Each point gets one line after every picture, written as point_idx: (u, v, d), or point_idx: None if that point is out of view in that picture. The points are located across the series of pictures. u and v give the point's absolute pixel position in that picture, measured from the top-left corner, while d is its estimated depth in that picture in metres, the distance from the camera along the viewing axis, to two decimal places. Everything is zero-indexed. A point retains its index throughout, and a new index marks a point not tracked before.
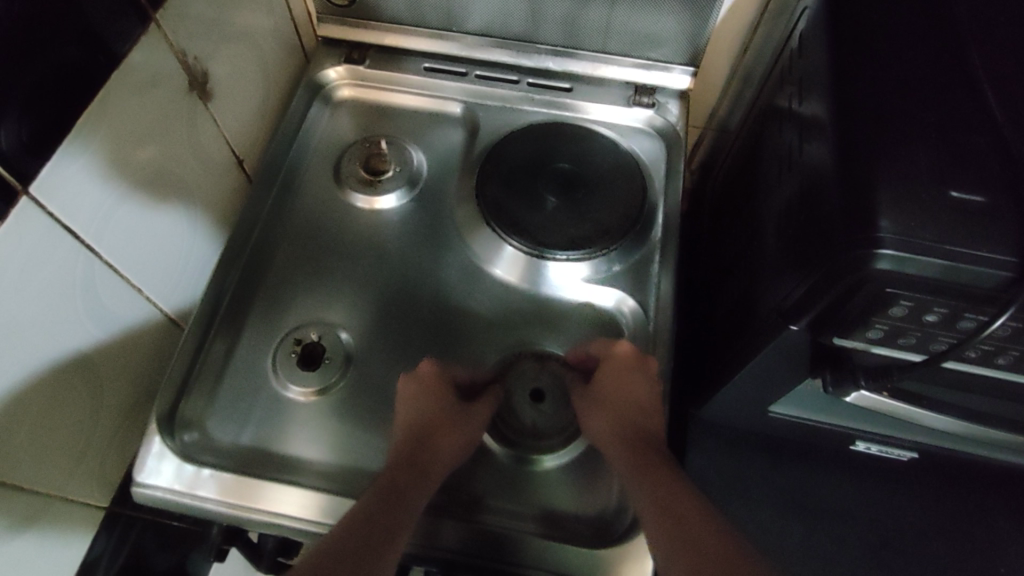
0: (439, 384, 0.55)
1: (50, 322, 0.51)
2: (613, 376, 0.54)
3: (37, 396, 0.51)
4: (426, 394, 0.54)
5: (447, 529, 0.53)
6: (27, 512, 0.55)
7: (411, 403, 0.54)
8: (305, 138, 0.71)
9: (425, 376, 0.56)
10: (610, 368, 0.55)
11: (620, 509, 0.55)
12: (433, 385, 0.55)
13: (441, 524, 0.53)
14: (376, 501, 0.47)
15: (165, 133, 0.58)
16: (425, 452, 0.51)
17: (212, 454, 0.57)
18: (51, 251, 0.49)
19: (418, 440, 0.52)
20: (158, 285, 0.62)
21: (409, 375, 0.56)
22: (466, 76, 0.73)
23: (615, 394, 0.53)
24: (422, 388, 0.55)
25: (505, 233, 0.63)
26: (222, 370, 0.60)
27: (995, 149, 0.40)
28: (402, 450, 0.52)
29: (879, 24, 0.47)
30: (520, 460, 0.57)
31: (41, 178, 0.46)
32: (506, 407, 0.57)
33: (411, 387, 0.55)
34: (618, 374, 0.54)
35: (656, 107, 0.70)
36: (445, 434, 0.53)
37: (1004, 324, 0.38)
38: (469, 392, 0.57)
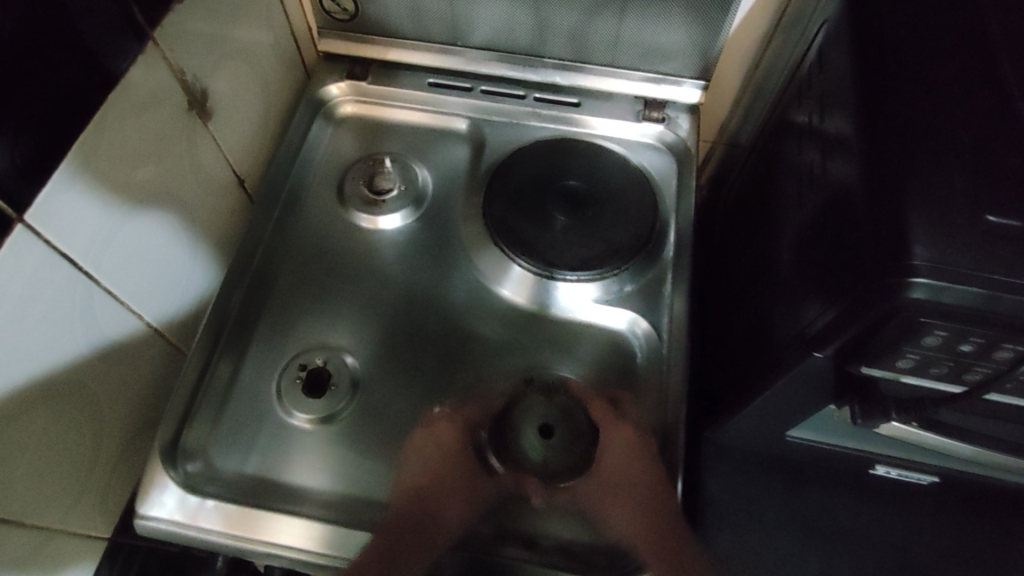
0: (456, 444, 0.54)
1: (49, 354, 0.49)
2: (620, 446, 0.54)
3: (36, 430, 0.50)
4: (440, 453, 0.54)
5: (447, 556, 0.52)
6: (27, 547, 0.54)
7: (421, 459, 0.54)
8: (308, 155, 0.70)
9: (444, 438, 0.55)
10: (619, 432, 0.55)
11: None
12: (452, 444, 0.54)
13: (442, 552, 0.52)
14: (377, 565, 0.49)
15: (165, 154, 0.56)
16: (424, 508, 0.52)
17: (216, 485, 0.55)
18: (48, 279, 0.47)
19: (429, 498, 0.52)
20: (158, 309, 0.61)
21: (425, 431, 0.55)
22: (471, 91, 0.72)
23: (623, 462, 0.54)
24: (439, 442, 0.54)
25: (513, 253, 0.61)
26: (226, 397, 0.59)
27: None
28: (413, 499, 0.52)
29: (905, 39, 0.46)
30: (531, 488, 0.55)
31: (38, 204, 0.45)
32: (514, 442, 0.55)
33: (430, 444, 0.54)
34: (631, 449, 0.54)
35: (665, 121, 0.69)
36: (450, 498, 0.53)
37: None
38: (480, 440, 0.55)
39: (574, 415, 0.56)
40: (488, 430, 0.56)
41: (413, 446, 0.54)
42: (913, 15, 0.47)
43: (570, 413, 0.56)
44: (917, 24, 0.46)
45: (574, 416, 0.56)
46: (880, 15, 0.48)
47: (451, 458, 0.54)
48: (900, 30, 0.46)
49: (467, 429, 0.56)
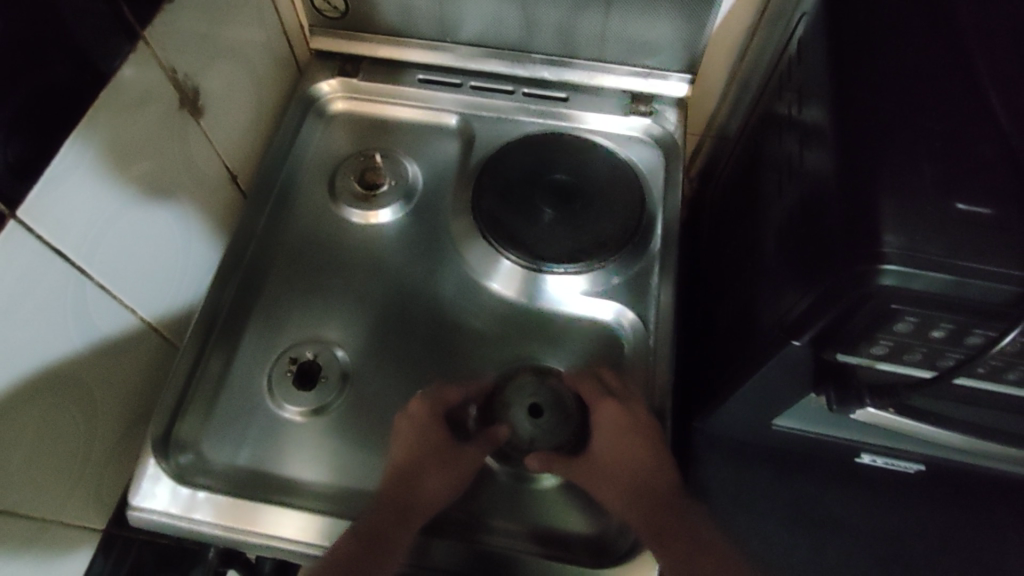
0: (437, 421, 0.55)
1: (43, 348, 0.50)
2: (608, 434, 0.55)
3: (31, 422, 0.50)
4: (421, 432, 0.54)
5: (442, 547, 0.53)
6: (22, 537, 0.55)
7: (405, 440, 0.54)
8: (301, 150, 0.69)
9: (415, 416, 0.55)
10: (610, 408, 0.55)
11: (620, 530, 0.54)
12: (431, 419, 0.55)
13: (434, 543, 0.53)
14: (354, 539, 0.49)
15: (158, 150, 0.57)
16: (402, 496, 0.51)
17: (209, 476, 0.56)
18: (41, 274, 0.48)
19: (411, 473, 0.52)
20: (151, 304, 0.61)
21: (408, 413, 0.55)
22: (461, 87, 0.72)
23: (614, 449, 0.54)
24: (416, 424, 0.55)
25: (503, 247, 0.62)
26: (218, 388, 0.59)
27: (1001, 158, 0.39)
28: (399, 469, 0.52)
29: (878, 30, 0.46)
30: (520, 478, 0.56)
31: (28, 202, 0.46)
32: (504, 422, 0.56)
33: (406, 425, 0.54)
34: (614, 427, 0.55)
35: (653, 115, 0.69)
36: (432, 475, 0.53)
37: (1014, 340, 0.37)
38: (463, 418, 0.57)
39: (564, 401, 0.57)
40: (477, 406, 0.57)
41: (409, 413, 0.55)
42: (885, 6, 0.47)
43: (559, 397, 0.57)
44: (891, 15, 0.47)
45: (564, 400, 0.57)
46: (853, 7, 0.48)
47: (436, 437, 0.54)
48: (872, 21, 0.47)
49: (444, 410, 0.56)
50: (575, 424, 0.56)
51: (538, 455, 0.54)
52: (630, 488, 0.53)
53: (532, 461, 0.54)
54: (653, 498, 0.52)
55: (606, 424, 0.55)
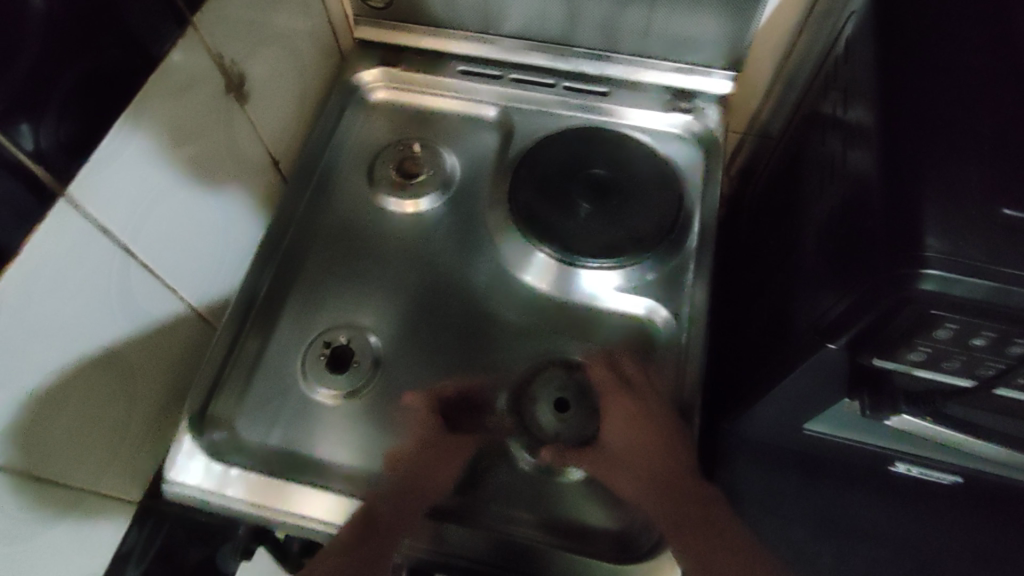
0: (429, 416, 0.55)
1: (87, 323, 0.52)
2: (625, 430, 0.55)
3: (73, 394, 0.52)
4: (420, 425, 0.55)
5: (456, 533, 0.53)
6: (64, 504, 0.56)
7: (410, 433, 0.55)
8: (342, 137, 0.70)
9: (414, 407, 0.56)
10: (620, 402, 0.56)
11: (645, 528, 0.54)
12: (427, 414, 0.55)
13: (449, 528, 0.53)
14: (359, 525, 0.52)
15: (203, 134, 0.58)
16: (411, 485, 0.53)
17: (241, 454, 0.57)
18: (87, 250, 0.50)
19: (410, 465, 0.54)
20: (191, 284, 0.63)
21: (409, 403, 0.56)
22: (501, 78, 0.71)
23: (636, 447, 0.54)
24: (419, 417, 0.55)
25: (538, 240, 0.62)
26: (253, 369, 0.60)
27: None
28: (398, 462, 0.54)
29: (929, 29, 0.45)
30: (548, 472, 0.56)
31: (79, 178, 0.47)
32: (525, 415, 0.57)
33: (412, 415, 0.56)
34: (632, 424, 0.55)
35: (693, 112, 0.68)
36: (434, 466, 0.54)
37: None
38: (458, 413, 0.57)
39: (591, 395, 0.57)
40: (506, 398, 0.58)
41: (409, 407, 0.56)
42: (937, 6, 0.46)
43: (586, 392, 0.58)
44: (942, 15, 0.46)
45: (591, 394, 0.57)
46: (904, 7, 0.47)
47: (431, 429, 0.55)
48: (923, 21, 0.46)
49: (441, 402, 0.57)
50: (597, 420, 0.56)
51: (550, 450, 0.54)
52: (654, 485, 0.54)
53: (545, 454, 0.54)
54: (682, 497, 0.53)
55: (615, 417, 0.55)
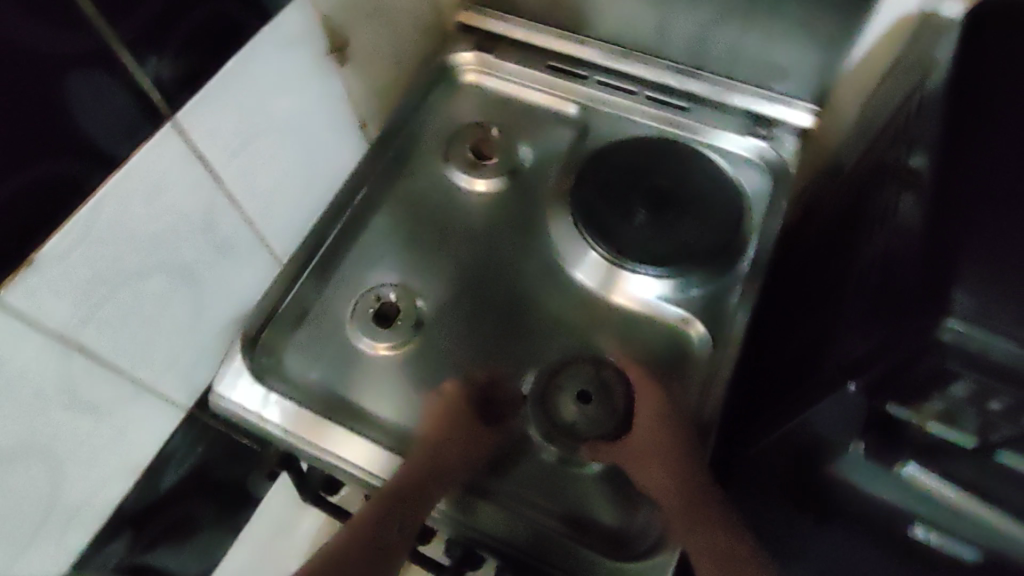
0: (462, 398, 0.59)
1: (169, 237, 0.58)
2: (649, 425, 0.58)
3: (146, 297, 0.58)
4: (452, 406, 0.59)
5: (485, 511, 0.56)
6: (122, 398, 0.61)
7: (437, 412, 0.59)
8: (429, 110, 0.74)
9: (450, 392, 0.60)
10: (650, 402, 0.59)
11: (644, 531, 0.56)
12: (460, 397, 0.59)
13: (478, 505, 0.57)
14: (402, 490, 0.56)
15: (300, 88, 0.64)
16: (437, 458, 0.57)
17: (282, 382, 0.61)
18: (180, 175, 0.56)
19: (444, 441, 0.57)
20: (269, 224, 0.68)
21: (443, 389, 0.60)
22: (587, 79, 0.74)
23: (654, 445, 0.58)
24: (448, 399, 0.59)
25: (592, 238, 0.64)
26: (306, 310, 0.65)
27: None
28: (435, 438, 0.58)
29: (1007, 90, 0.45)
30: (565, 461, 0.58)
31: (187, 108, 0.54)
32: (550, 404, 0.58)
33: (440, 402, 0.59)
34: (657, 421, 0.58)
35: (771, 140, 0.69)
36: (459, 445, 0.58)
37: None
38: (492, 396, 0.60)
39: (613, 393, 0.58)
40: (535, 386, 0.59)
41: (444, 390, 0.60)
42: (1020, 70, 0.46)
43: (609, 388, 0.58)
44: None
45: (613, 391, 0.58)
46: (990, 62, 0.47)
47: (462, 410, 0.58)
48: (1001, 82, 0.45)
49: (476, 386, 0.60)
50: (615, 419, 0.57)
51: (591, 446, 0.57)
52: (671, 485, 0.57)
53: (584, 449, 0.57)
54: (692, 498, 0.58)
55: (643, 411, 0.59)
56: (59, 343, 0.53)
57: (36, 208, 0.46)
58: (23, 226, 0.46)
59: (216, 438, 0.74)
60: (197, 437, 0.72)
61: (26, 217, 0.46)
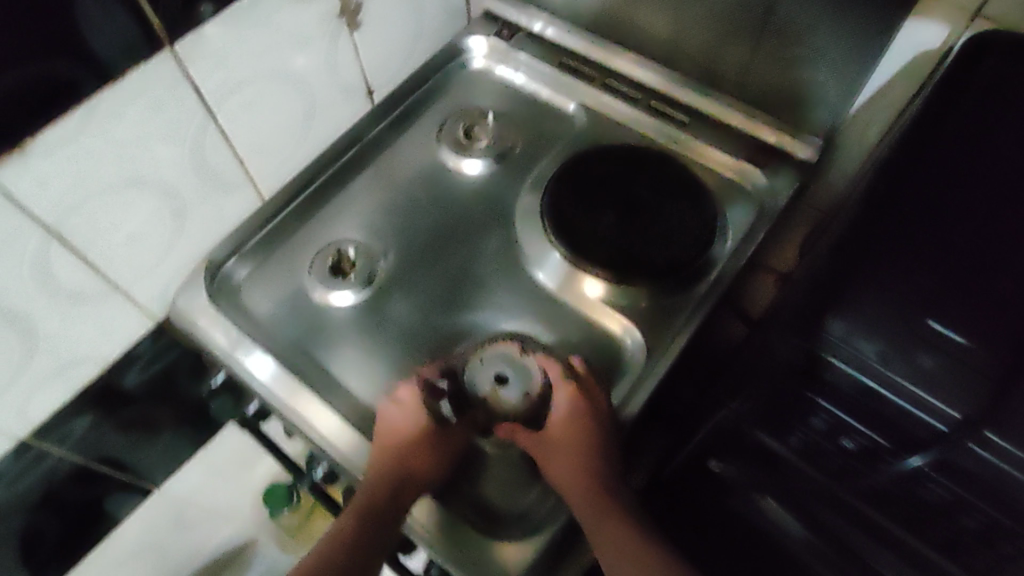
0: (411, 409, 0.56)
1: (157, 159, 0.60)
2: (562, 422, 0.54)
3: (124, 211, 0.60)
4: (400, 420, 0.55)
5: (456, 526, 0.54)
6: (88, 294, 0.63)
7: (389, 427, 0.55)
8: (438, 87, 0.76)
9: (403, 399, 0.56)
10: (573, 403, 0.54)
11: (539, 525, 0.54)
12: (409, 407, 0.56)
13: (456, 523, 0.54)
14: (363, 512, 0.53)
15: (310, 43, 0.66)
16: (410, 474, 0.53)
17: (234, 308, 0.64)
18: (171, 103, 0.58)
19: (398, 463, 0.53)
20: (263, 166, 0.70)
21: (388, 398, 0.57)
22: (594, 80, 0.74)
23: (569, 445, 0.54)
24: (397, 410, 0.56)
25: (552, 230, 0.63)
26: (273, 249, 0.68)
27: (935, 296, 0.45)
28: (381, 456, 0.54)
29: (916, 167, 0.49)
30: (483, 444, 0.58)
31: (188, 40, 0.56)
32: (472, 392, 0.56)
33: (392, 413, 0.56)
34: (574, 420, 0.54)
35: (765, 166, 0.66)
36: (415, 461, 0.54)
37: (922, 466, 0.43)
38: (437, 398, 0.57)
39: (530, 377, 0.56)
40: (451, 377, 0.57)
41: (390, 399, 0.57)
42: (937, 151, 0.50)
43: (528, 374, 0.57)
44: (936, 164, 0.49)
45: (531, 376, 0.56)
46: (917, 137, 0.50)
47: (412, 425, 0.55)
48: (914, 159, 0.49)
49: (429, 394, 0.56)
50: (531, 402, 0.56)
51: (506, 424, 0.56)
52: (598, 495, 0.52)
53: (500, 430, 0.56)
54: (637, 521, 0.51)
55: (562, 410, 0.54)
56: (32, 229, 0.55)
57: (33, 103, 0.49)
58: (22, 115, 0.49)
59: (177, 361, 0.78)
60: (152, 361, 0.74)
61: (24, 109, 0.49)
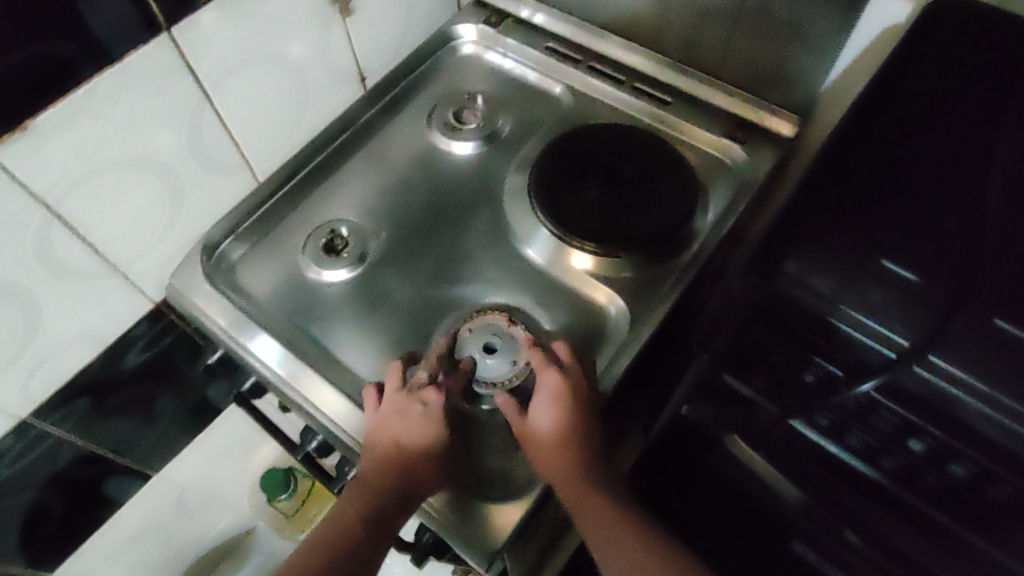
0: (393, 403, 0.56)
1: (154, 140, 0.62)
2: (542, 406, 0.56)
3: (123, 189, 0.62)
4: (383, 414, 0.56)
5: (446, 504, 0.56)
6: (88, 273, 0.65)
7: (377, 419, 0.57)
8: (429, 72, 0.78)
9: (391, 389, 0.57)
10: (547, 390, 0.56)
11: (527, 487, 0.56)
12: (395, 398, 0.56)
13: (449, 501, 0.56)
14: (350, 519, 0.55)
15: (303, 28, 0.68)
16: (405, 475, 0.55)
17: (229, 286, 0.66)
18: (167, 85, 0.60)
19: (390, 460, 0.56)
20: (258, 148, 0.72)
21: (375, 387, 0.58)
22: (580, 63, 0.76)
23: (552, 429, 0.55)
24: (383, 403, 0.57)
25: (538, 205, 0.65)
26: (268, 229, 0.70)
27: (892, 235, 0.44)
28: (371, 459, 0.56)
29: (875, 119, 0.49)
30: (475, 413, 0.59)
31: (185, 23, 0.58)
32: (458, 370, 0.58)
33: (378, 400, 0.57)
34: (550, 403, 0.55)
35: (746, 143, 0.68)
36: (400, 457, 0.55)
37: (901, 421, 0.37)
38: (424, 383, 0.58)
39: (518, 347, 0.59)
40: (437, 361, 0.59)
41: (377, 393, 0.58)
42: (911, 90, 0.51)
43: (514, 343, 0.59)
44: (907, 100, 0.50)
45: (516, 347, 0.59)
46: (876, 91, 0.51)
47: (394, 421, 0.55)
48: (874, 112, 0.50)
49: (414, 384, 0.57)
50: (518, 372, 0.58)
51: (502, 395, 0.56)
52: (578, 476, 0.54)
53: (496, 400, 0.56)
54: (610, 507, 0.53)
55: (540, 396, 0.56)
56: (33, 206, 0.56)
57: (25, 85, 0.50)
58: (14, 97, 0.50)
59: (175, 346, 0.79)
60: (151, 338, 0.75)
61: (13, 92, 0.50)
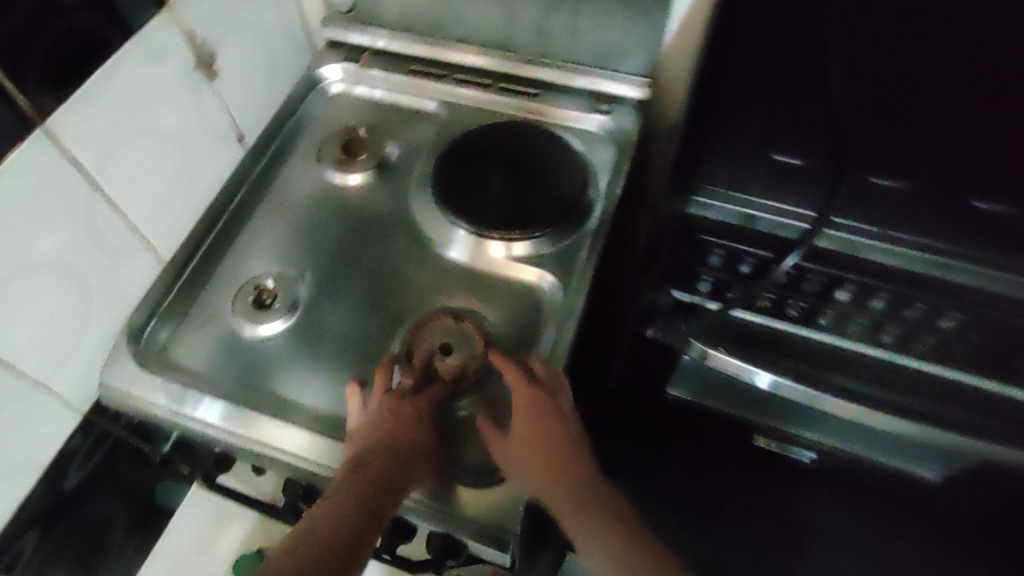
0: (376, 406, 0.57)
1: (51, 239, 0.59)
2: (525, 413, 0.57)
3: (30, 297, 0.59)
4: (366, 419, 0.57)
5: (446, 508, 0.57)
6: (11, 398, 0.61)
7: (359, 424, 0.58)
8: (304, 117, 0.81)
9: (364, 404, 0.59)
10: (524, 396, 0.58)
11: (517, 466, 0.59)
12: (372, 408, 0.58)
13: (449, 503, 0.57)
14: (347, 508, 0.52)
15: (173, 98, 0.68)
16: (397, 467, 0.55)
17: (164, 366, 0.65)
18: (53, 180, 0.58)
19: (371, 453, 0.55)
20: (157, 227, 0.71)
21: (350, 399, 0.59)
22: (444, 78, 0.81)
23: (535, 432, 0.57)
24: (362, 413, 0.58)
25: (448, 211, 0.69)
26: (190, 302, 0.69)
27: None
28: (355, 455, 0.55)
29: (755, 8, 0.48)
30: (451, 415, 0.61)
31: (58, 114, 0.57)
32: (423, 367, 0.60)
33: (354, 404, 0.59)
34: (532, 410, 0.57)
35: (611, 113, 0.76)
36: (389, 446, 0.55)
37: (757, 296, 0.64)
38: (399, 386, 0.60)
39: (469, 337, 0.62)
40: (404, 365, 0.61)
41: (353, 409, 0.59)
42: None
43: (467, 338, 0.62)
44: None
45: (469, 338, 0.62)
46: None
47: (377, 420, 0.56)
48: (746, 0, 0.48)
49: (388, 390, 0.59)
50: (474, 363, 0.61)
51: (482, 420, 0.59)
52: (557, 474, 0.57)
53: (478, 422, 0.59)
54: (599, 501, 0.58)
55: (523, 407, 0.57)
56: None
57: None
58: None
59: (117, 453, 0.75)
60: (93, 451, 0.72)
61: None
